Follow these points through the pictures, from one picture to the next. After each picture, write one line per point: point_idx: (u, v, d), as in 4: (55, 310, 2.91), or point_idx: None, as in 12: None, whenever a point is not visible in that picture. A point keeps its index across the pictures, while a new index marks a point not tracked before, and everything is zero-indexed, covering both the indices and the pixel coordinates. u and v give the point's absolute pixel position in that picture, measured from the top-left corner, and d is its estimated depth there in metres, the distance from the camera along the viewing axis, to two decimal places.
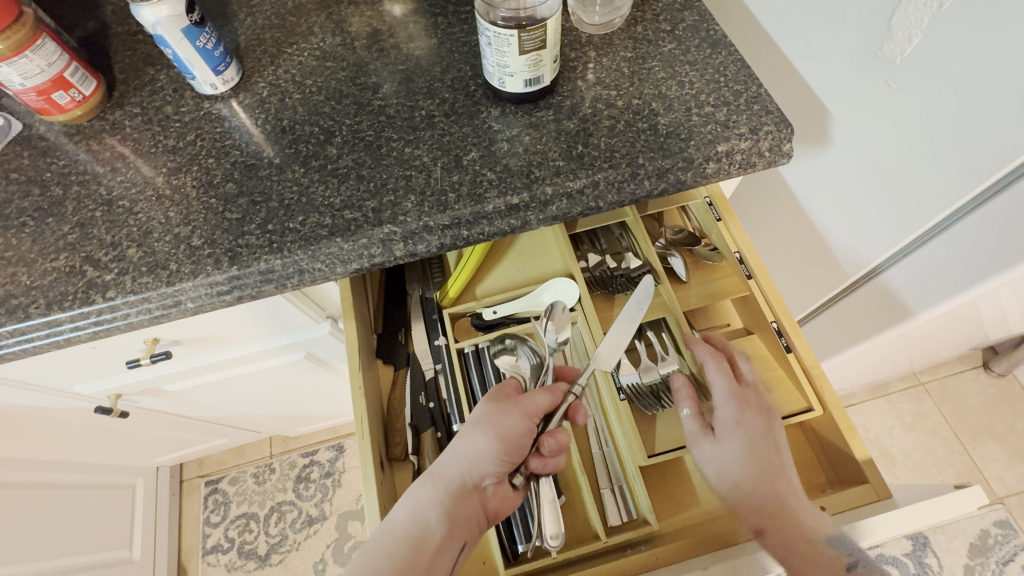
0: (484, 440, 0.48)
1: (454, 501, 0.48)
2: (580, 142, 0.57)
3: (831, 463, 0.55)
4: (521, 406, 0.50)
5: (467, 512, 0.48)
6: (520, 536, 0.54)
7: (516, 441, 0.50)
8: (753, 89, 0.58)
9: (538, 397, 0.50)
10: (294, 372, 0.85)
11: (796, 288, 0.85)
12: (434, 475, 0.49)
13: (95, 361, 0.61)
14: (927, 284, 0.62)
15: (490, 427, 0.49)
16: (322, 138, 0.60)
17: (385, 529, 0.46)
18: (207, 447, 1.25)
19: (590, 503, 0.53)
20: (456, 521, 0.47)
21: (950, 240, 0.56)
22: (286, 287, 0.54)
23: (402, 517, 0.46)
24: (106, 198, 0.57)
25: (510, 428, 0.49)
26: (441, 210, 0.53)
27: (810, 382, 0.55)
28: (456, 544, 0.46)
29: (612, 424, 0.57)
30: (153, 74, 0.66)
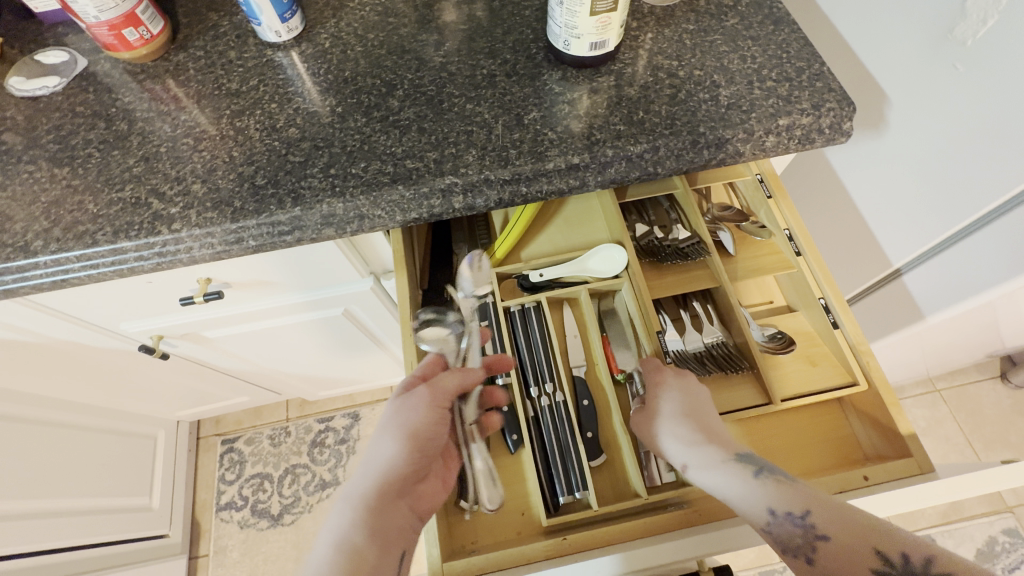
0: (387, 444, 0.49)
1: (377, 513, 0.46)
2: (640, 109, 0.57)
3: (870, 440, 0.55)
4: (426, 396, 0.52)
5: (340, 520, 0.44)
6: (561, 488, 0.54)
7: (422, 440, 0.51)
8: (815, 67, 0.58)
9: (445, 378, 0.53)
10: (328, 330, 0.87)
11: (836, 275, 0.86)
12: (349, 497, 0.47)
13: (148, 297, 0.62)
14: (972, 273, 0.62)
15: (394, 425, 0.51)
16: (384, 90, 0.60)
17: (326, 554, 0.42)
18: (227, 405, 1.26)
19: (630, 461, 0.54)
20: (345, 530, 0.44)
21: (1011, 225, 0.55)
22: (344, 232, 0.54)
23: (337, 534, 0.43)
24: (171, 136, 0.58)
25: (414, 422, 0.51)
26: (502, 165, 0.54)
27: (855, 358, 0.56)
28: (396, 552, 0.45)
29: None
30: (216, 20, 0.67)
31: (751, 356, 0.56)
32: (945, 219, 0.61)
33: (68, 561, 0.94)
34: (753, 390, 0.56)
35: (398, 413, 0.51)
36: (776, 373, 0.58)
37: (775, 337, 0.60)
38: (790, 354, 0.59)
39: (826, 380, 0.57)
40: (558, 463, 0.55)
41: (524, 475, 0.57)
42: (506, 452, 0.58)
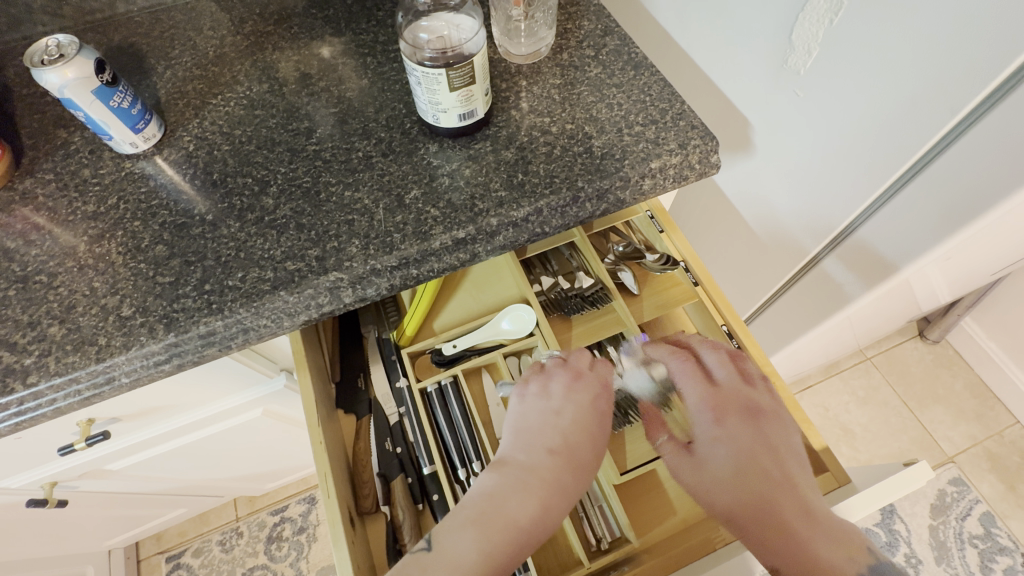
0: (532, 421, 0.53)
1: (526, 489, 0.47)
2: (519, 171, 0.58)
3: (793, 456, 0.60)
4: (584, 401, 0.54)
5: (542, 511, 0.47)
6: None
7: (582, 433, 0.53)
8: (677, 106, 0.61)
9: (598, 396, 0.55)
10: (253, 432, 0.81)
11: (736, 291, 0.90)
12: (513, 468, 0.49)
13: (23, 452, 0.56)
14: (852, 278, 0.67)
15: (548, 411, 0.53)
16: (256, 188, 0.58)
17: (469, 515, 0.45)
18: (165, 521, 1.15)
19: (570, 530, 0.52)
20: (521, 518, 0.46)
21: (878, 224, 0.59)
22: (230, 348, 0.51)
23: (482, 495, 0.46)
24: (21, 275, 0.53)
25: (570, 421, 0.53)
26: (388, 251, 0.53)
27: (764, 379, 0.61)
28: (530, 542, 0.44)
29: None
30: (66, 137, 0.63)
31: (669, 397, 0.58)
32: (826, 227, 0.65)
33: None
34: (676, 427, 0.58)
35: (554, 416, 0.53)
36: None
37: None
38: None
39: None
40: None
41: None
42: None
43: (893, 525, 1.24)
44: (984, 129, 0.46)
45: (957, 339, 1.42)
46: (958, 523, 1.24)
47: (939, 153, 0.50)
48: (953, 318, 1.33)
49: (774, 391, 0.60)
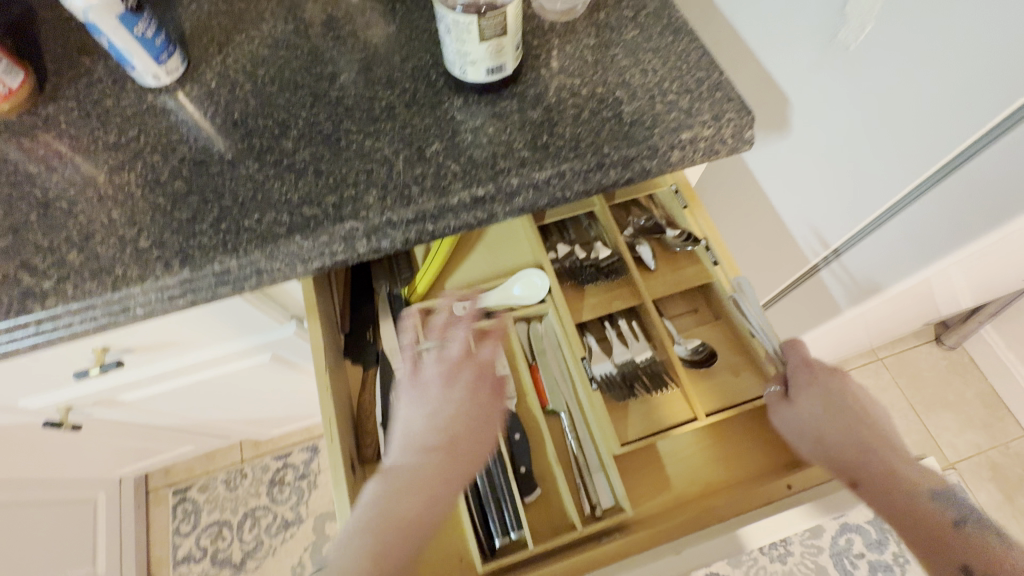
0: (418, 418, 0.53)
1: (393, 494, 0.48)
2: (544, 132, 0.56)
3: None
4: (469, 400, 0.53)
5: (423, 510, 0.48)
6: (496, 530, 0.52)
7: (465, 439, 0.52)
8: (715, 76, 0.59)
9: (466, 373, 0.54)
10: (262, 376, 0.82)
11: (757, 276, 0.88)
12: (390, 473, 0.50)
13: (40, 373, 0.58)
14: (873, 273, 0.65)
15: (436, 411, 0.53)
16: (276, 131, 0.57)
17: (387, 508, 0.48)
18: (174, 455, 1.20)
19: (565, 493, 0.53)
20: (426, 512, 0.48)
21: (908, 220, 0.57)
22: (243, 289, 0.51)
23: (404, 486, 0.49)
24: (42, 200, 0.53)
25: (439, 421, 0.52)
26: (405, 204, 0.52)
27: None
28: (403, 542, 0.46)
29: (585, 411, 0.57)
30: (89, 65, 0.62)
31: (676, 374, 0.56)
32: (850, 219, 0.63)
33: None
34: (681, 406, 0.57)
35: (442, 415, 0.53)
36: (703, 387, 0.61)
37: (697, 350, 0.61)
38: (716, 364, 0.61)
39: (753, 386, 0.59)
40: (491, 505, 0.53)
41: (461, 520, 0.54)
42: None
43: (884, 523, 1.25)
44: (1005, 147, 0.46)
45: (974, 347, 1.39)
46: None
47: (984, 147, 0.47)
48: (973, 326, 1.29)
49: None
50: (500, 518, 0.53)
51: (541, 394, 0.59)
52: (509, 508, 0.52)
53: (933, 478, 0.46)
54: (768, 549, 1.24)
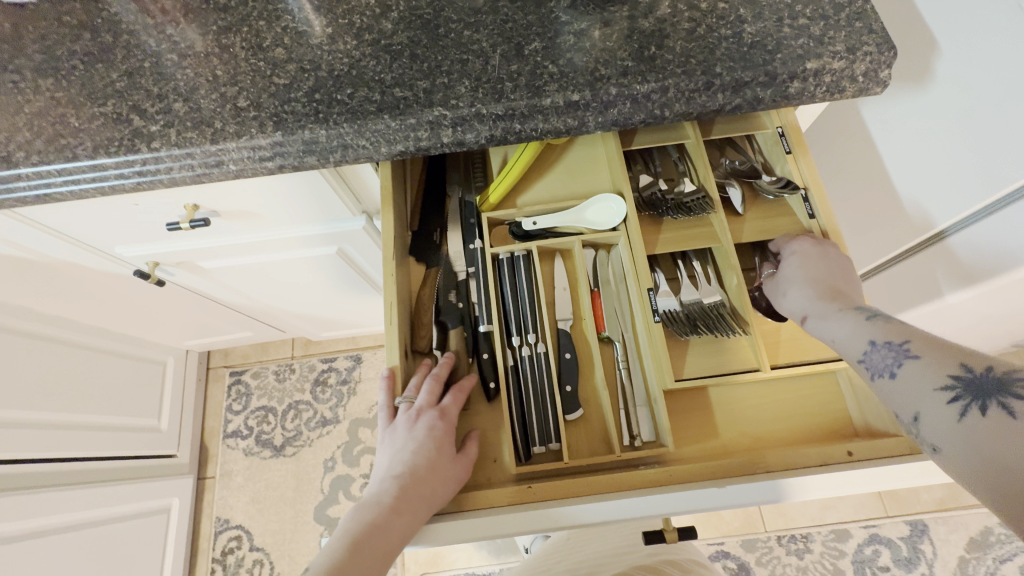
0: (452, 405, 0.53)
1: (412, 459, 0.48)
2: (653, 44, 0.52)
3: (864, 414, 0.53)
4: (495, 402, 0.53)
5: (440, 461, 0.48)
6: (534, 437, 0.54)
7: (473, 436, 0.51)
8: (857, 4, 0.52)
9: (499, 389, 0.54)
10: (325, 270, 0.86)
11: (857, 245, 0.80)
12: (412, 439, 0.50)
13: (139, 218, 0.62)
14: (945, 276, 0.66)
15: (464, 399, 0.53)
16: (377, 11, 0.56)
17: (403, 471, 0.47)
18: (235, 339, 1.29)
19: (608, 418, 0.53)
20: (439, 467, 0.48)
21: None
22: (327, 162, 0.52)
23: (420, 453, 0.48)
24: (155, 51, 0.56)
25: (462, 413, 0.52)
26: (496, 99, 0.50)
27: None
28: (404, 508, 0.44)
29: (641, 348, 0.56)
30: None
31: (745, 322, 0.53)
32: (935, 214, 0.62)
33: (84, 470, 1.00)
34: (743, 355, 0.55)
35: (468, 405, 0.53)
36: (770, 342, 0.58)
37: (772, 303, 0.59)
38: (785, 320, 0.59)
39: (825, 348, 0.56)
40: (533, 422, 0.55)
41: (500, 424, 0.55)
42: (484, 401, 0.57)
43: (919, 544, 1.18)
44: None
45: None
46: (993, 563, 1.15)
47: None
48: None
49: None
50: (540, 428, 0.55)
51: (598, 321, 0.59)
52: (552, 422, 0.54)
53: (879, 330, 0.43)
54: (785, 540, 1.21)
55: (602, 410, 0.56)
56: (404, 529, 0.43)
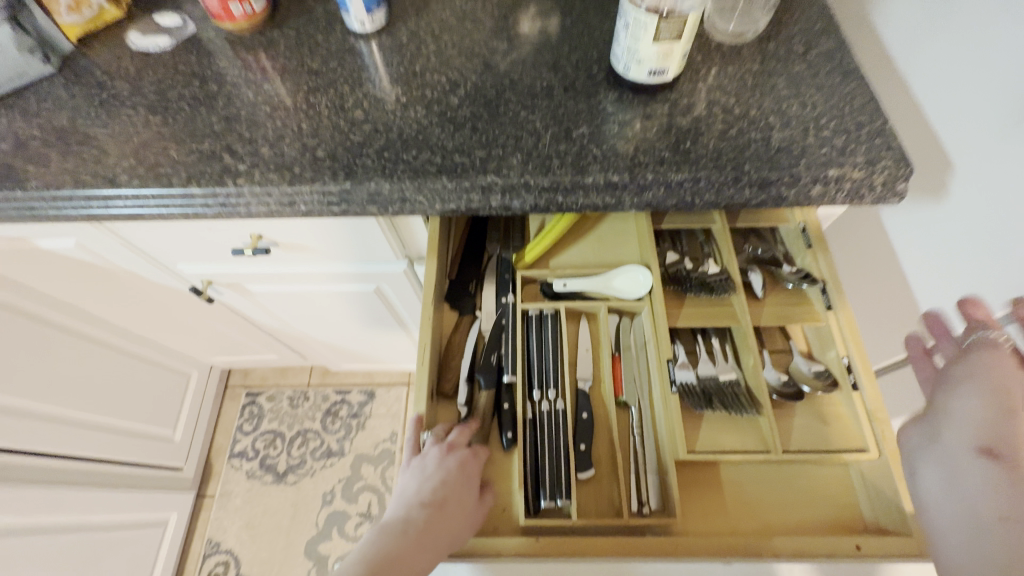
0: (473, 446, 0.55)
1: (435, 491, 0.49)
2: (688, 139, 0.58)
3: (874, 508, 0.54)
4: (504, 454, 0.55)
5: (467, 497, 0.50)
6: (544, 493, 0.56)
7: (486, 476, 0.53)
8: (877, 123, 0.57)
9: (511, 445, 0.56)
10: (360, 306, 0.91)
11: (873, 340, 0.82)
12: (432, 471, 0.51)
13: (208, 242, 0.69)
14: None
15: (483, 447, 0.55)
16: (447, 87, 0.64)
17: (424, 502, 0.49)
18: (258, 360, 1.34)
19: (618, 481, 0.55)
20: (467, 500, 0.50)
21: None
22: (386, 211, 0.58)
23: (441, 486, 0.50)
24: (251, 102, 0.64)
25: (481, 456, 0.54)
26: (544, 172, 0.56)
27: (870, 424, 0.56)
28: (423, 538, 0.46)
29: (655, 416, 0.58)
30: (311, 5, 0.73)
31: (759, 403, 0.57)
32: (949, 320, 0.64)
33: (93, 472, 1.02)
34: (756, 435, 0.57)
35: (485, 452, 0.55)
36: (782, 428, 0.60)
37: (786, 384, 0.61)
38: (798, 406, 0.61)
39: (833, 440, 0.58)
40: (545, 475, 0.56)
41: (510, 475, 0.58)
42: (498, 449, 0.59)
43: None
44: None
45: None
46: None
47: None
48: None
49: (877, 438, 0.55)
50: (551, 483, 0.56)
51: (617, 384, 0.61)
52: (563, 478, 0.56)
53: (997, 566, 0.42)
54: None
55: (610, 473, 0.57)
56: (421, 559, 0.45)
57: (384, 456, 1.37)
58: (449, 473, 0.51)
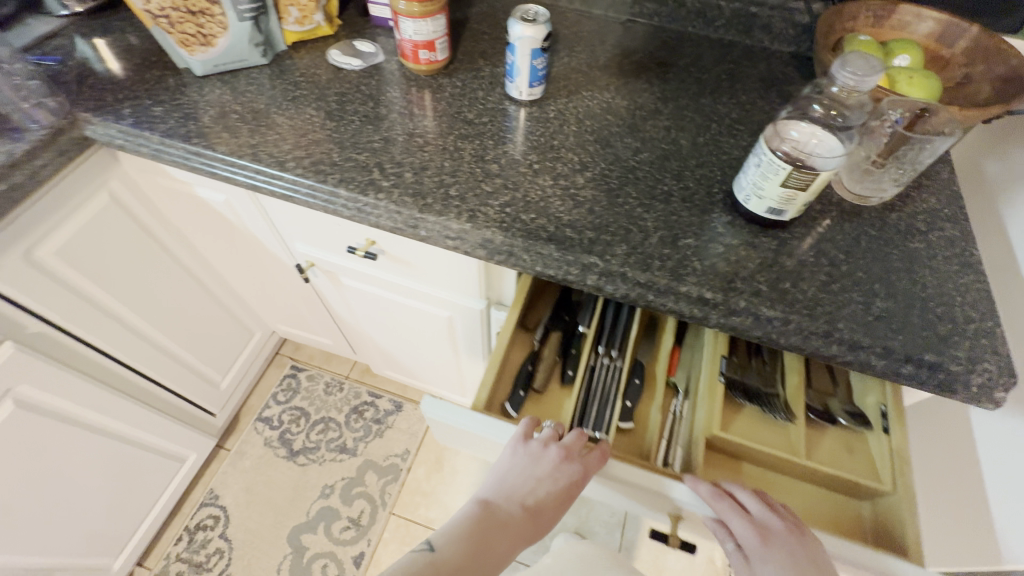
0: (563, 461, 0.65)
1: (523, 484, 0.64)
2: (788, 280, 0.60)
3: (873, 523, 0.70)
4: (585, 465, 0.65)
5: (554, 493, 0.64)
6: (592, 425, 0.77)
7: (570, 485, 0.64)
8: (987, 323, 0.57)
9: (594, 458, 0.66)
10: (429, 327, 0.96)
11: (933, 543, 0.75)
12: (531, 467, 0.65)
13: (331, 233, 0.77)
14: None
15: (574, 461, 0.66)
16: (576, 166, 0.70)
17: (516, 492, 0.63)
18: (314, 340, 1.42)
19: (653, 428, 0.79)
20: (562, 502, 0.65)
21: None
22: (492, 258, 0.64)
23: (528, 480, 0.64)
24: (409, 131, 0.74)
25: (573, 470, 0.65)
26: (643, 269, 0.60)
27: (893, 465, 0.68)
28: (510, 526, 0.60)
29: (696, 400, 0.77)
30: (481, 65, 0.84)
31: (791, 412, 0.74)
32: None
33: (156, 396, 1.09)
34: (781, 436, 0.75)
35: (572, 466, 0.65)
36: (812, 443, 0.75)
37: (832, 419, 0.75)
38: (829, 430, 0.76)
39: (857, 468, 0.72)
40: (596, 412, 0.78)
41: (563, 404, 0.81)
42: (561, 384, 0.83)
43: None
44: None
45: None
46: None
47: None
48: None
49: (893, 476, 0.67)
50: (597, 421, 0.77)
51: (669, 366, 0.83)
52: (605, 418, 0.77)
53: None
54: None
55: (647, 429, 0.81)
56: (502, 549, 0.58)
57: (390, 470, 1.38)
58: (560, 483, 0.64)
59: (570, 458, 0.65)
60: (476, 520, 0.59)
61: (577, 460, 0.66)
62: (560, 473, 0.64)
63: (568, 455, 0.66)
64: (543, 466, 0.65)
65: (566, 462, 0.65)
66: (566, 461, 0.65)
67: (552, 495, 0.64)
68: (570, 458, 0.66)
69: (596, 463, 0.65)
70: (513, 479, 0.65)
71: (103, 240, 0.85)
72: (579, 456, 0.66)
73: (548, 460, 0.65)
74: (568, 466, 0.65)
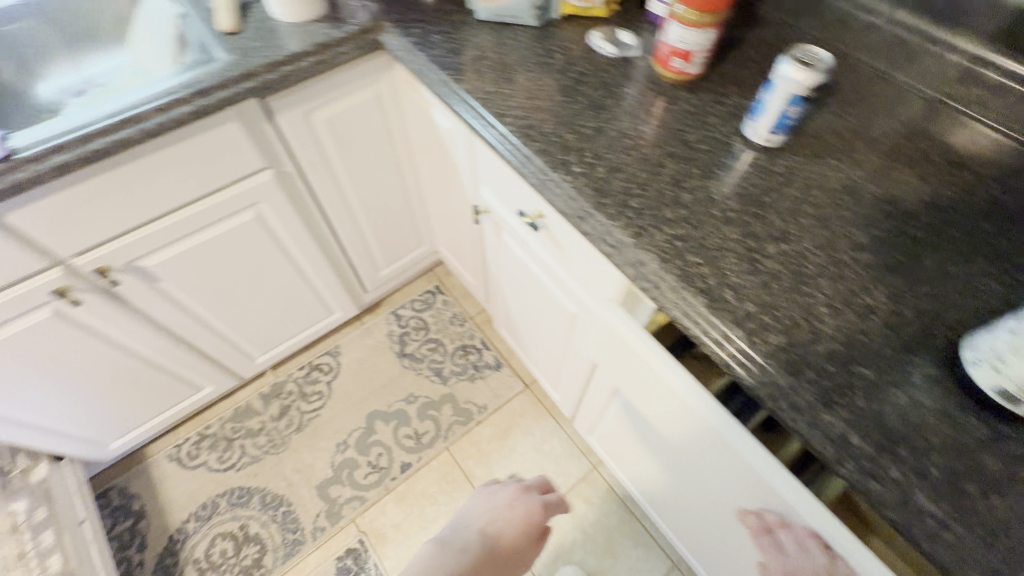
0: (504, 498, 1.05)
1: (487, 520, 1.01)
2: (971, 483, 0.46)
3: None
4: (519, 511, 1.03)
5: (507, 527, 1.00)
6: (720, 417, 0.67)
7: (513, 521, 1.01)
8: None
9: (536, 502, 1.05)
10: (554, 312, 0.98)
11: None
12: (475, 515, 1.01)
13: (513, 191, 0.82)
14: None
15: (513, 503, 1.04)
16: (776, 232, 0.62)
17: (467, 526, 1.00)
18: (463, 274, 1.56)
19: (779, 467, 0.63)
20: (513, 534, 0.99)
21: None
22: (637, 281, 0.61)
23: (491, 505, 1.04)
24: (623, 130, 0.74)
25: (512, 512, 1.02)
26: (789, 371, 0.52)
27: None
28: (472, 544, 0.97)
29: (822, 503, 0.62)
30: (730, 92, 0.79)
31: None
32: None
33: (336, 255, 1.32)
34: None
35: (507, 512, 1.02)
36: None
37: None
38: None
39: None
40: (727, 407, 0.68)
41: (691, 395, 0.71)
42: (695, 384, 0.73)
43: None
44: None
45: None
46: None
47: None
48: None
49: None
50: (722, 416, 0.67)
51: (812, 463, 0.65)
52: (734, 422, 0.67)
53: None
54: None
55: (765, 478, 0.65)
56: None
57: (463, 413, 1.49)
58: (517, 511, 1.03)
59: (513, 498, 1.05)
60: (431, 550, 0.97)
61: (519, 499, 1.05)
62: (508, 509, 1.03)
63: (507, 501, 1.04)
64: (483, 510, 1.03)
65: (507, 506, 1.03)
66: (508, 505, 1.03)
67: (509, 526, 1.00)
68: (513, 505, 1.04)
69: (540, 505, 1.05)
70: (486, 507, 1.03)
71: (357, 124, 1.05)
72: (528, 495, 1.06)
73: (494, 506, 1.03)
74: (507, 504, 1.04)
